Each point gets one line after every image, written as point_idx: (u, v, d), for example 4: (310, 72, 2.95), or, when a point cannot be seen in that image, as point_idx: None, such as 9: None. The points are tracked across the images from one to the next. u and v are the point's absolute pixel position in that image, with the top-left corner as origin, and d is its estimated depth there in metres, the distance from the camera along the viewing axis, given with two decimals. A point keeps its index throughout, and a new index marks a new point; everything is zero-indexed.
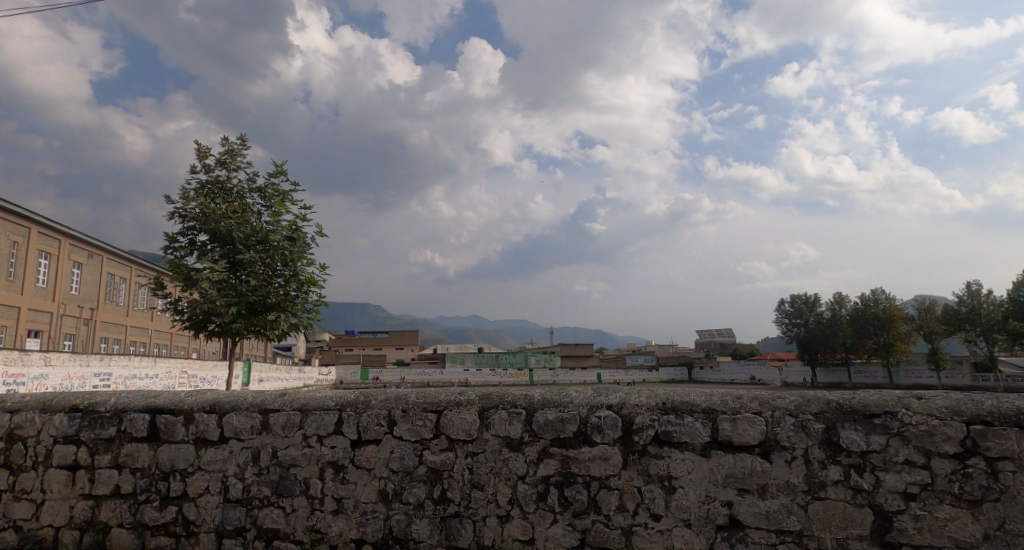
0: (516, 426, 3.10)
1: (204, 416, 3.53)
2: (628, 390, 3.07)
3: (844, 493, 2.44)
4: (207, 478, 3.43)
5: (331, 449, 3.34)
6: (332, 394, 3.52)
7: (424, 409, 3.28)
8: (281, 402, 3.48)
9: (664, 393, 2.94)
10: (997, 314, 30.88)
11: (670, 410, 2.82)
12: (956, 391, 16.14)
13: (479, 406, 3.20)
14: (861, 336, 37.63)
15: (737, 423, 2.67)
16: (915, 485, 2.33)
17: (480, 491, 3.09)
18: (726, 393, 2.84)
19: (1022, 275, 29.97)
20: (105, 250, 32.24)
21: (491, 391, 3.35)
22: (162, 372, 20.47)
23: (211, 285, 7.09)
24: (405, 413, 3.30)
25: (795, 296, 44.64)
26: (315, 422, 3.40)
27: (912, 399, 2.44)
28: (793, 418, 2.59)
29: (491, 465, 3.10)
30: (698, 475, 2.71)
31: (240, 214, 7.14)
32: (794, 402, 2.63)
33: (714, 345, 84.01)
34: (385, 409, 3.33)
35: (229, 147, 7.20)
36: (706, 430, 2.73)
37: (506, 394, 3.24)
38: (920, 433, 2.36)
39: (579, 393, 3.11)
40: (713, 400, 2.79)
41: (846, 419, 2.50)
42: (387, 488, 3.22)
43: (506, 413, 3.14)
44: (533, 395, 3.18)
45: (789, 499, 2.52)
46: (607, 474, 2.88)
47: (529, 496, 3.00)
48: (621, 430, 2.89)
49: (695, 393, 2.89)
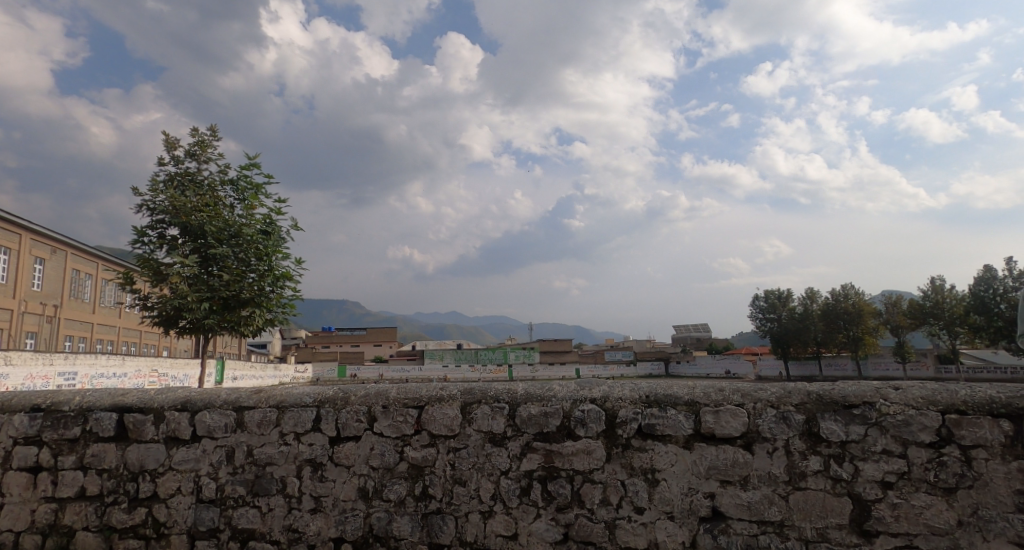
0: (499, 421, 3.07)
1: (174, 414, 3.41)
2: (612, 383, 3.07)
3: (824, 482, 2.47)
4: (179, 479, 3.32)
5: (309, 447, 3.25)
6: (309, 390, 3.44)
7: (405, 404, 3.23)
8: (256, 399, 3.39)
9: (647, 386, 2.95)
10: (960, 308, 31.93)
11: (653, 403, 2.82)
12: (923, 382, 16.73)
13: (461, 401, 3.17)
14: (832, 330, 38.65)
15: (719, 415, 2.69)
16: (892, 474, 2.37)
17: (462, 487, 3.05)
18: (709, 385, 2.86)
19: (983, 270, 31.11)
20: (69, 245, 31.12)
21: (473, 386, 3.32)
22: (130, 371, 19.86)
23: (182, 280, 6.88)
24: (385, 409, 3.24)
25: (768, 291, 44.97)
26: (292, 419, 3.31)
27: (888, 390, 2.49)
28: (774, 410, 2.61)
29: (474, 461, 3.06)
30: (681, 468, 2.71)
31: (211, 207, 6.93)
32: (776, 394, 2.65)
33: (690, 340, 85.16)
34: (365, 405, 3.27)
35: (199, 138, 6.97)
36: (689, 423, 2.74)
37: (489, 389, 3.21)
38: (897, 424, 2.40)
39: (562, 387, 3.10)
40: (696, 393, 2.80)
41: (825, 410, 2.53)
42: (367, 486, 3.16)
43: (488, 407, 3.11)
44: (515, 389, 3.16)
45: (770, 489, 2.55)
46: (591, 468, 2.86)
47: (511, 491, 2.97)
48: (604, 423, 2.88)
49: (677, 386, 2.90)
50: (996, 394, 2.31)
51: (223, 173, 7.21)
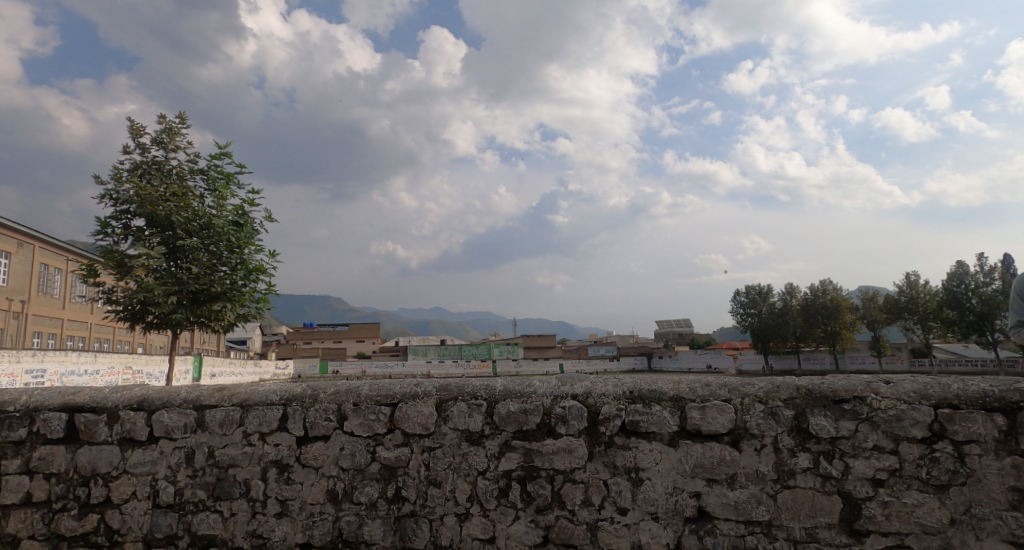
0: (476, 419, 2.93)
1: (129, 414, 3.19)
2: (594, 378, 2.94)
3: (813, 481, 2.37)
4: (134, 483, 3.11)
5: (275, 448, 3.07)
6: (276, 387, 3.26)
7: (377, 402, 3.07)
8: (219, 397, 3.19)
9: (631, 381, 2.83)
10: (933, 303, 32.68)
11: (637, 399, 2.71)
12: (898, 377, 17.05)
13: (437, 397, 3.02)
14: (810, 325, 39.23)
15: (705, 411, 2.58)
16: (884, 471, 2.28)
17: (437, 489, 2.89)
18: (694, 379, 2.75)
19: (955, 266, 31.81)
20: (37, 238, 30.05)
21: (450, 382, 3.17)
22: (103, 368, 19.25)
23: (148, 273, 6.58)
24: (356, 406, 3.07)
25: (749, 286, 46.03)
26: (256, 418, 3.12)
27: (880, 384, 2.39)
28: (762, 405, 2.51)
29: (449, 461, 2.92)
30: (665, 466, 2.60)
31: (179, 197, 6.64)
32: (764, 388, 2.55)
33: (673, 335, 85.90)
34: (335, 402, 3.10)
35: (166, 125, 6.65)
36: (674, 419, 2.62)
37: (466, 384, 3.06)
38: (888, 419, 2.31)
39: (542, 383, 2.96)
40: (681, 388, 2.69)
41: (814, 405, 2.44)
42: (336, 488, 2.98)
43: (465, 404, 2.97)
44: (494, 386, 3.01)
45: (757, 488, 2.44)
46: (572, 468, 2.73)
47: (489, 492, 2.83)
48: (586, 421, 2.75)
49: (663, 381, 2.78)
50: (989, 388, 2.23)
51: (192, 162, 6.90)
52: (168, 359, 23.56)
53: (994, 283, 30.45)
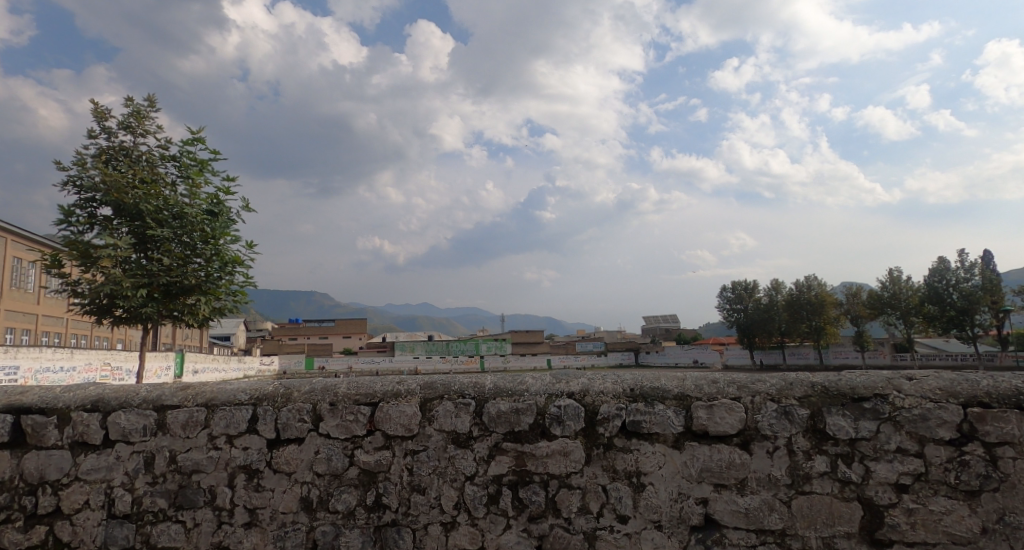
0: (463, 419, 2.70)
1: (83, 415, 2.91)
2: (592, 374, 2.73)
3: (830, 485, 2.18)
4: (87, 491, 2.83)
5: (243, 452, 2.81)
6: (246, 386, 2.99)
7: (356, 401, 2.82)
8: (182, 397, 2.91)
9: (632, 378, 2.63)
10: (915, 298, 33.08)
11: (639, 397, 2.51)
12: (884, 371, 17.22)
13: (421, 396, 2.79)
14: (795, 321, 39.55)
15: (713, 410, 2.39)
16: (907, 476, 2.10)
17: (421, 495, 2.66)
18: (699, 374, 2.56)
19: (936, 261, 32.26)
20: (9, 231, 29.15)
21: (435, 379, 2.94)
22: (79, 364, 18.62)
23: (116, 264, 6.24)
24: (333, 407, 2.82)
25: (735, 282, 46.32)
26: (223, 420, 2.85)
27: (902, 380, 2.21)
28: (775, 404, 2.32)
29: (434, 465, 2.69)
30: (670, 471, 2.40)
31: (149, 184, 6.31)
32: (776, 386, 2.36)
33: (660, 330, 86.23)
34: (310, 402, 2.85)
35: (134, 108, 6.28)
36: (679, 419, 2.43)
37: (454, 381, 2.84)
38: (913, 418, 2.13)
39: (535, 380, 2.75)
40: (686, 385, 2.50)
41: (831, 404, 2.24)
42: (310, 495, 2.74)
43: (451, 404, 2.74)
44: (484, 383, 2.79)
45: (769, 494, 2.25)
46: (568, 472, 2.53)
47: (478, 499, 2.60)
48: (583, 422, 2.55)
49: (665, 377, 2.59)
50: (1020, 385, 2.06)
51: (164, 149, 6.55)
52: (148, 355, 22.94)
53: (974, 278, 30.80)
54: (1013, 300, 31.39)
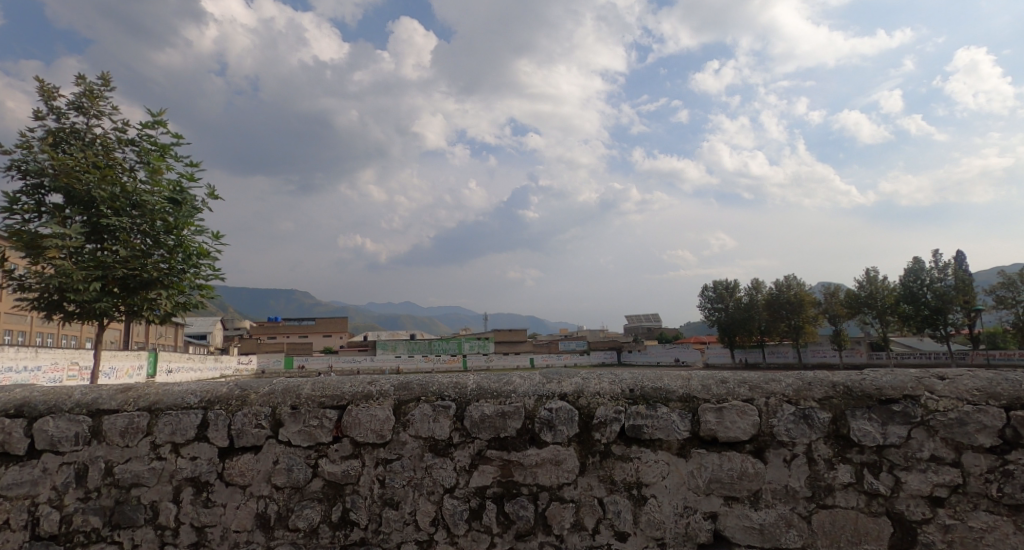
0: (442, 425, 2.41)
1: (4, 422, 2.54)
2: (586, 373, 2.46)
3: (855, 499, 1.94)
4: (9, 509, 2.46)
5: (191, 462, 2.47)
6: (196, 386, 2.65)
7: (321, 405, 2.51)
8: (122, 400, 2.56)
9: (631, 377, 2.37)
10: (891, 298, 33.61)
11: (639, 399, 2.25)
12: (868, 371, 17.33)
13: (395, 399, 2.49)
14: (774, 320, 39.98)
15: (723, 413, 2.14)
16: (943, 488, 1.87)
17: (394, 511, 2.36)
18: (705, 373, 2.31)
19: (911, 262, 32.86)
20: None
21: (412, 379, 2.65)
22: (45, 364, 17.73)
23: (67, 255, 5.78)
24: (295, 410, 2.50)
25: (717, 281, 46.80)
26: (169, 426, 2.51)
27: (934, 380, 1.98)
28: (793, 406, 2.07)
29: (409, 476, 2.38)
30: (675, 482, 2.14)
31: (104, 170, 5.90)
32: (793, 386, 2.11)
33: (642, 329, 86.83)
34: (268, 406, 2.52)
35: (86, 87, 5.87)
36: (685, 424, 2.17)
37: (433, 381, 2.55)
38: (948, 423, 1.90)
39: (523, 379, 2.47)
40: (692, 385, 2.25)
41: (856, 406, 2.00)
42: (268, 511, 2.41)
43: (428, 407, 2.45)
44: (466, 382, 2.51)
45: (787, 508, 2.00)
46: (560, 484, 2.25)
47: (458, 515, 2.31)
48: (577, 426, 2.29)
49: (668, 377, 2.33)
50: None
51: (120, 132, 6.14)
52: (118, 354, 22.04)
53: (948, 278, 31.37)
54: (985, 300, 32.02)
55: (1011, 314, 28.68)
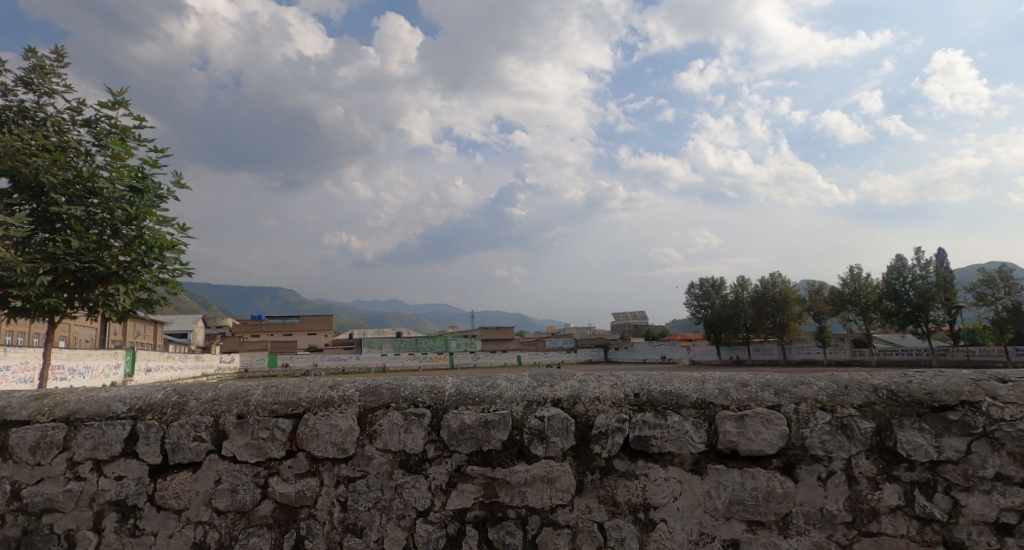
0: (415, 436, 2.06)
1: None
2: (584, 374, 2.14)
3: (906, 525, 1.62)
4: None
5: (116, 483, 2.08)
6: (126, 392, 2.26)
7: (272, 413, 2.14)
8: (36, 410, 2.17)
9: (635, 379, 2.06)
10: (875, 295, 33.85)
11: (646, 406, 1.94)
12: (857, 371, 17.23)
13: (360, 406, 2.13)
14: (760, 317, 40.17)
15: (745, 423, 1.82)
16: (1013, 513, 1.57)
17: (357, 538, 1.99)
18: (721, 374, 2.00)
19: (894, 260, 33.11)
20: None
21: (380, 381, 2.29)
22: (14, 364, 16.92)
23: (10, 246, 5.25)
24: (242, 420, 2.13)
25: (703, 278, 47.01)
26: (90, 439, 2.11)
27: (994, 382, 1.68)
28: (828, 414, 1.76)
29: (376, 497, 2.03)
30: (688, 504, 1.82)
31: (54, 152, 5.40)
32: (826, 390, 1.80)
33: (629, 326, 87.19)
34: (210, 414, 2.15)
35: (37, 61, 5.39)
36: (700, 434, 1.86)
37: (407, 384, 2.20)
38: (1014, 436, 1.61)
39: (510, 383, 2.14)
40: (708, 389, 1.93)
41: (903, 414, 1.69)
42: (207, 540, 2.03)
43: (399, 415, 2.10)
44: (445, 387, 2.16)
45: (823, 534, 1.68)
46: (553, 506, 1.92)
47: (433, 543, 1.96)
48: (573, 437, 1.97)
49: (678, 378, 2.02)
50: None
51: (75, 111, 5.65)
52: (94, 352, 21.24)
53: (929, 275, 31.64)
54: (966, 297, 32.24)
55: (991, 311, 28.93)
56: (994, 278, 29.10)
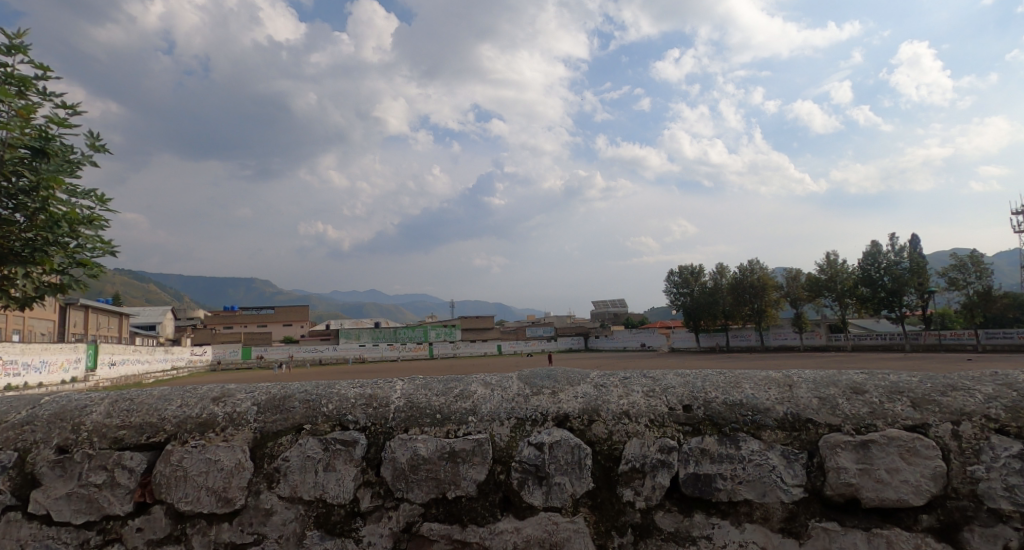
0: (344, 472, 1.33)
1: None
2: (596, 378, 1.43)
3: None
4: None
5: None
6: None
7: (116, 442, 1.37)
8: None
9: (677, 382, 1.36)
10: (850, 281, 33.97)
11: (703, 424, 1.26)
12: (848, 366, 17.04)
13: (254, 428, 1.38)
14: (738, 304, 40.13)
15: (870, 452, 1.13)
16: None
17: None
18: (817, 375, 1.29)
19: (870, 246, 33.22)
20: None
21: (287, 388, 1.51)
22: None
23: None
24: (66, 456, 1.35)
25: (682, 266, 46.88)
26: None
27: None
28: (1011, 440, 1.08)
29: None
30: None
31: None
32: (999, 401, 1.12)
33: (608, 314, 87.38)
34: (12, 447, 1.36)
35: None
36: (793, 471, 1.17)
37: (335, 392, 1.45)
38: None
39: (487, 391, 1.41)
40: (801, 400, 1.23)
41: None
42: None
43: (316, 442, 1.36)
44: (389, 398, 1.42)
45: None
46: None
47: None
48: (583, 473, 1.26)
49: (746, 381, 1.32)
50: None
51: None
52: (52, 347, 19.73)
53: (903, 261, 31.74)
54: (938, 282, 32.47)
55: (962, 295, 29.22)
56: (966, 263, 29.33)
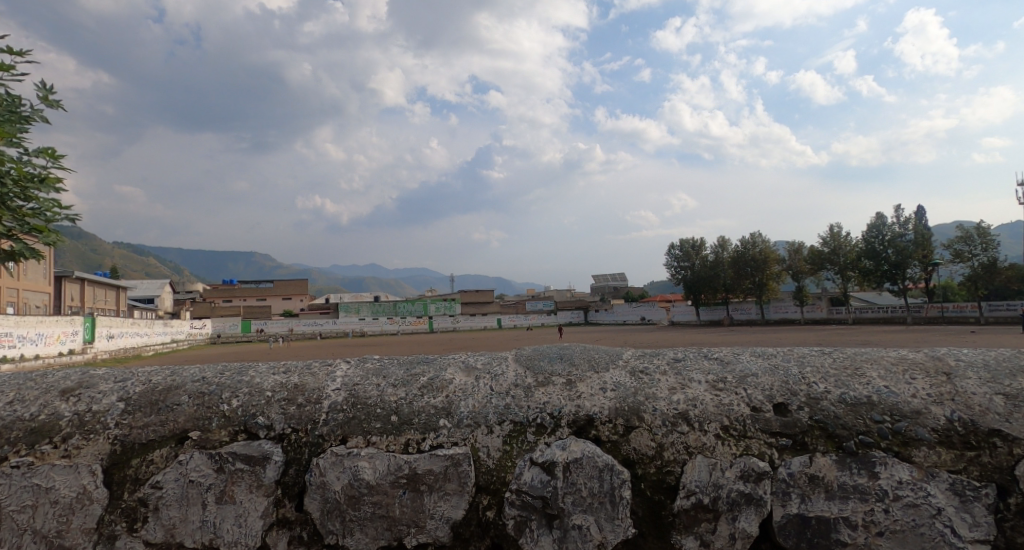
0: (247, 487, 0.86)
1: None
2: (630, 356, 0.96)
3: None
4: None
5: None
6: None
7: None
8: None
9: (763, 367, 0.88)
10: (853, 254, 33.29)
11: (812, 430, 0.79)
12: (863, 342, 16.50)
13: (111, 434, 0.90)
14: (739, 277, 39.49)
15: None
16: None
17: None
18: (978, 356, 0.83)
19: (875, 217, 32.33)
20: None
21: (171, 372, 1.03)
22: None
23: None
24: None
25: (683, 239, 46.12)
26: None
27: None
28: None
29: None
30: None
31: None
32: None
33: (609, 287, 86.98)
34: None
35: None
36: (960, 506, 0.71)
37: (247, 381, 0.97)
38: None
39: (469, 377, 0.93)
40: (959, 394, 0.77)
41: None
42: None
43: (202, 456, 0.88)
44: (323, 391, 0.94)
45: None
46: None
47: None
48: (609, 494, 0.80)
49: (866, 364, 0.85)
50: None
51: None
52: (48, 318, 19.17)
53: (908, 233, 30.82)
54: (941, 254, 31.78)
55: (967, 267, 28.54)
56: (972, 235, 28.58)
